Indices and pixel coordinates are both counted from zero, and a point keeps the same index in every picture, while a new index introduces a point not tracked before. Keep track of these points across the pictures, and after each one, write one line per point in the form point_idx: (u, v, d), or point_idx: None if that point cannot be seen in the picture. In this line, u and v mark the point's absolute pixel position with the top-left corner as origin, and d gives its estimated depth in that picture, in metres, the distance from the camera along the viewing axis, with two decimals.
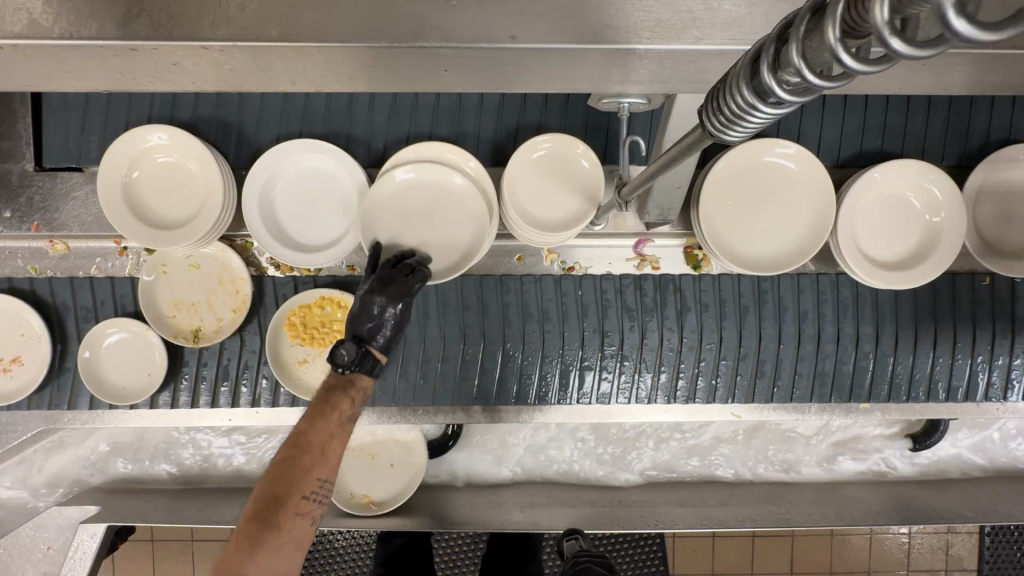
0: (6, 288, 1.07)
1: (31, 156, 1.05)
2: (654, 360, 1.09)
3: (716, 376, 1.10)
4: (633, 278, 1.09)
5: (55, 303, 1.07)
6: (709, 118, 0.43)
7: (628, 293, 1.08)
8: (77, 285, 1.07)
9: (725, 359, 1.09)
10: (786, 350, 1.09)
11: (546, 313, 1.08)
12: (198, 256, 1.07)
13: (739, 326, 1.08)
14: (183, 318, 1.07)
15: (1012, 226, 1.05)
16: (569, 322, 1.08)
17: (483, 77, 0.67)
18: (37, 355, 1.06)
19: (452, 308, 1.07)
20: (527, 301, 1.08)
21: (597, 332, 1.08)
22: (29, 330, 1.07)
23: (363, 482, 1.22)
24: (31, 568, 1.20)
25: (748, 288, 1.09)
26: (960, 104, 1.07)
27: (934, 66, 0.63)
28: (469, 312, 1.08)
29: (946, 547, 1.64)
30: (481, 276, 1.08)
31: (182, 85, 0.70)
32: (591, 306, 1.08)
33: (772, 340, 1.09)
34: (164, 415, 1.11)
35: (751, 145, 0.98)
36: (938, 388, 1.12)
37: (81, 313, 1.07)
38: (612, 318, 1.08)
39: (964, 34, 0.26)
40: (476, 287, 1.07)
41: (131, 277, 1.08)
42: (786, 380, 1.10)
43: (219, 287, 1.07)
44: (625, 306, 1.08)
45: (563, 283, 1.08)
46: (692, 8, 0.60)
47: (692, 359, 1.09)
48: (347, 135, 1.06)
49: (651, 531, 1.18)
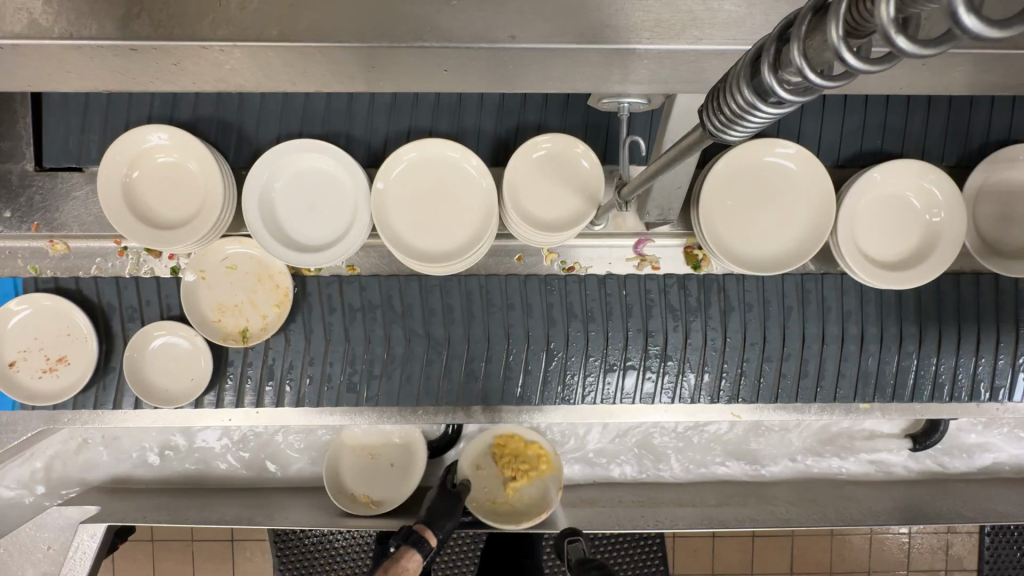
0: (52, 287, 1.06)
1: (31, 156, 1.05)
2: (698, 360, 1.09)
3: (760, 380, 1.10)
4: (677, 278, 1.08)
5: (101, 303, 1.07)
6: (709, 118, 0.43)
7: (672, 294, 1.08)
8: (124, 285, 1.07)
9: (770, 360, 1.09)
10: (830, 350, 1.09)
11: (590, 313, 1.07)
12: (235, 258, 1.07)
13: (782, 326, 1.08)
14: (228, 321, 1.06)
15: (1013, 226, 1.05)
16: (613, 322, 1.07)
17: (484, 77, 0.67)
18: (84, 356, 1.06)
19: (496, 308, 1.07)
20: (571, 300, 1.07)
21: (642, 332, 1.08)
22: (75, 330, 1.06)
23: (364, 483, 1.22)
24: (31, 568, 1.17)
25: (792, 287, 1.08)
26: (960, 104, 1.07)
27: (933, 66, 0.63)
28: (513, 312, 1.08)
29: (945, 546, 1.64)
30: (525, 276, 1.08)
31: (182, 85, 0.70)
32: (635, 306, 1.08)
33: (816, 341, 1.09)
34: (165, 415, 1.11)
35: (751, 145, 0.98)
36: (962, 388, 1.12)
37: (126, 313, 1.07)
38: (657, 318, 1.08)
39: (973, 31, 0.27)
40: (521, 287, 1.08)
41: (131, 276, 1.08)
42: (829, 378, 1.10)
43: (259, 285, 1.06)
44: (669, 306, 1.08)
45: (608, 283, 1.08)
46: (692, 8, 0.60)
47: (735, 364, 1.09)
48: (347, 135, 1.06)
49: (651, 531, 1.18)
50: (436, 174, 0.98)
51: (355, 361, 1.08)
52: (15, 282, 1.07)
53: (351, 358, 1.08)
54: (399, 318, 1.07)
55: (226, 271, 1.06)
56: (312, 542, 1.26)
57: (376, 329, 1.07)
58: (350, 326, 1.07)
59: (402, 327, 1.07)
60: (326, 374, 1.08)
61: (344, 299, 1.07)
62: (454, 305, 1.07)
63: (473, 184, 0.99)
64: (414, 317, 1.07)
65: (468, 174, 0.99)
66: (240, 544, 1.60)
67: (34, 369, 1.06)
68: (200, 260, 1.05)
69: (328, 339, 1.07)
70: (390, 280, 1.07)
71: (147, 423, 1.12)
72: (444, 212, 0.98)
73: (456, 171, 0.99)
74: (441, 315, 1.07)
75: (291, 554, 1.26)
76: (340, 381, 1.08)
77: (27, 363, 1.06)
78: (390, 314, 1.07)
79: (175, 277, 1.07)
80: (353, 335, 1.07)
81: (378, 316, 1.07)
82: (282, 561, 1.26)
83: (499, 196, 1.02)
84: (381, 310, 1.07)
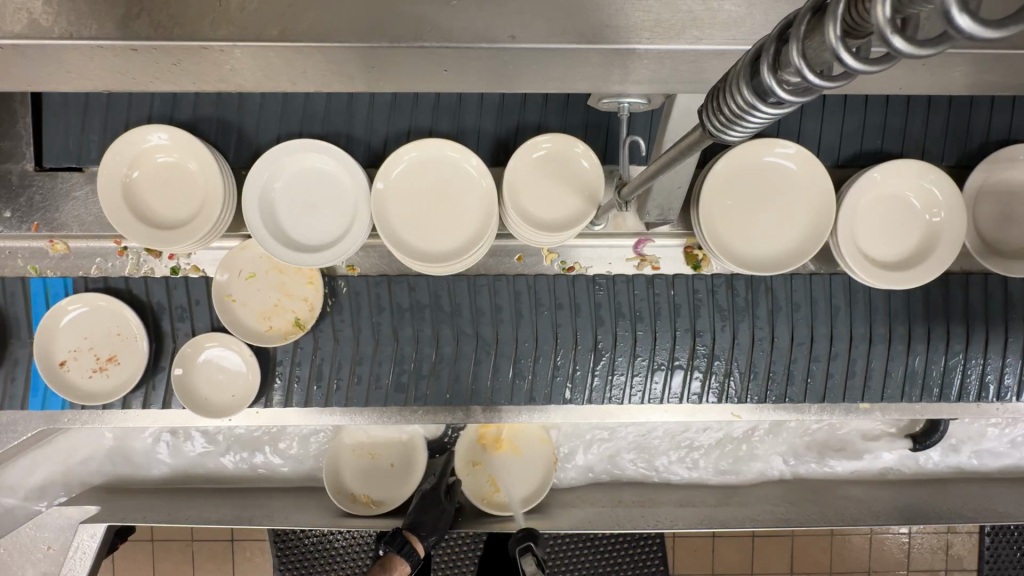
0: (101, 287, 1.06)
1: (31, 156, 1.05)
2: (746, 360, 1.09)
3: (809, 380, 1.10)
4: (725, 278, 1.08)
5: (151, 302, 1.07)
6: (709, 118, 0.43)
7: (720, 293, 1.08)
8: (173, 285, 1.07)
9: (817, 360, 1.09)
10: (877, 349, 1.09)
11: (638, 313, 1.07)
12: (247, 266, 1.06)
13: (830, 326, 1.08)
14: (278, 322, 1.06)
15: (1013, 226, 1.05)
16: (661, 322, 1.07)
17: (483, 77, 0.67)
18: (133, 355, 1.06)
19: (545, 308, 1.07)
20: (619, 300, 1.07)
21: (690, 331, 1.08)
22: (125, 330, 1.06)
23: (363, 483, 1.22)
24: (31, 568, 1.17)
25: (840, 288, 1.09)
26: (960, 104, 1.07)
27: (933, 66, 0.63)
28: (562, 312, 1.07)
29: (945, 546, 1.64)
30: (573, 276, 1.08)
31: (183, 85, 0.70)
32: (683, 306, 1.08)
33: (863, 341, 1.09)
34: (163, 414, 1.11)
35: (751, 145, 0.98)
36: (963, 387, 1.12)
37: (176, 312, 1.07)
38: (705, 318, 1.08)
39: (968, 31, 0.27)
40: (569, 287, 1.08)
41: (130, 276, 1.08)
42: (876, 378, 1.11)
43: (284, 275, 1.07)
44: (717, 305, 1.08)
45: (656, 282, 1.08)
46: (692, 8, 0.60)
47: (783, 366, 1.09)
48: (347, 135, 1.06)
49: (651, 531, 1.18)
50: (437, 174, 0.99)
51: (403, 361, 1.08)
52: (65, 282, 1.07)
53: (400, 358, 1.08)
54: (448, 318, 1.07)
55: (248, 280, 1.06)
56: (312, 542, 1.26)
57: (425, 329, 1.07)
58: (399, 325, 1.07)
59: (451, 327, 1.07)
60: (375, 373, 1.08)
61: (392, 299, 1.07)
62: (503, 305, 1.07)
63: (473, 184, 0.99)
64: (462, 317, 1.07)
65: (468, 174, 0.99)
66: (240, 544, 1.60)
67: (84, 368, 1.06)
68: (219, 283, 1.04)
69: (377, 340, 1.07)
70: (438, 280, 1.07)
71: (144, 423, 1.11)
72: (445, 211, 0.99)
73: (456, 170, 0.99)
74: (490, 314, 1.07)
75: (292, 554, 1.26)
76: (388, 381, 1.08)
77: (77, 363, 1.06)
78: (439, 315, 1.07)
79: (177, 277, 1.07)
80: (402, 335, 1.07)
81: (426, 316, 1.07)
82: (282, 561, 1.26)
83: (499, 196, 1.02)
84: (429, 310, 1.07)
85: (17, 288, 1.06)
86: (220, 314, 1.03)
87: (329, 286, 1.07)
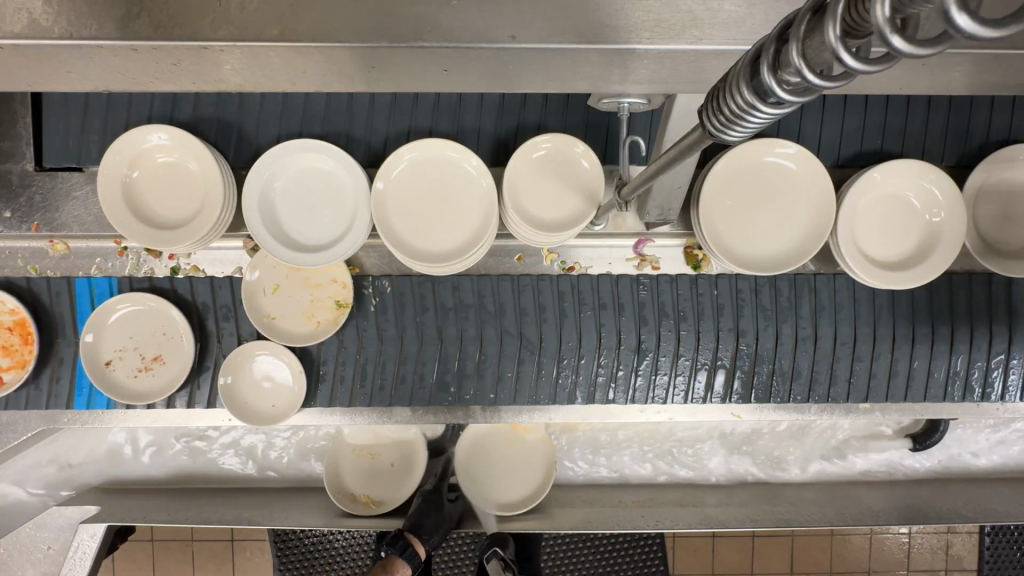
0: (146, 287, 1.07)
1: (31, 156, 1.05)
2: (789, 360, 1.09)
3: (852, 380, 1.10)
4: (768, 279, 1.08)
5: (196, 301, 1.07)
6: (709, 118, 0.43)
7: (764, 294, 1.08)
8: (218, 284, 1.07)
9: (860, 359, 1.10)
10: (921, 349, 1.09)
11: (682, 313, 1.08)
12: (268, 280, 1.05)
13: (873, 327, 1.09)
14: (321, 314, 1.06)
15: (1014, 226, 1.05)
16: (704, 322, 1.08)
17: (484, 78, 0.67)
18: (179, 355, 1.06)
19: (589, 308, 1.07)
20: (662, 300, 1.08)
21: (733, 331, 1.08)
22: (171, 330, 1.06)
23: (363, 482, 1.22)
24: (31, 568, 1.17)
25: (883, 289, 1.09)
26: (960, 104, 1.07)
27: (932, 66, 0.63)
28: (606, 312, 1.08)
29: (945, 546, 1.64)
30: (617, 276, 1.08)
31: (182, 85, 0.70)
32: (726, 306, 1.08)
33: (905, 341, 1.09)
34: (164, 415, 1.11)
35: (751, 145, 0.98)
36: (964, 388, 1.11)
37: (221, 312, 1.07)
38: (748, 318, 1.08)
39: (966, 31, 0.27)
40: (613, 287, 1.08)
41: (130, 276, 1.08)
42: (919, 378, 1.11)
43: (304, 270, 1.06)
44: (761, 306, 1.08)
45: (700, 283, 1.08)
46: (692, 8, 0.60)
47: (826, 367, 1.10)
48: (347, 135, 1.06)
49: (651, 531, 1.18)
50: (438, 175, 0.99)
51: (447, 361, 1.08)
52: (109, 282, 1.07)
53: (444, 358, 1.08)
54: (493, 317, 1.08)
55: (276, 292, 1.05)
56: (312, 542, 1.26)
57: (469, 329, 1.07)
58: (443, 325, 1.07)
59: (495, 327, 1.07)
60: (419, 373, 1.08)
61: (437, 299, 1.07)
62: (547, 305, 1.08)
63: (473, 184, 0.99)
64: (507, 316, 1.07)
65: (468, 174, 0.99)
66: (240, 544, 1.60)
67: (130, 368, 1.06)
68: (253, 307, 1.04)
69: (421, 339, 1.07)
70: (483, 280, 1.07)
71: (143, 423, 1.11)
72: (445, 210, 0.99)
73: (456, 170, 0.99)
74: (534, 314, 1.08)
75: (292, 554, 1.26)
76: (432, 381, 1.08)
77: (122, 363, 1.05)
78: (484, 314, 1.07)
79: (177, 277, 1.07)
80: (446, 335, 1.07)
81: (470, 316, 1.07)
82: (282, 561, 1.26)
83: (499, 196, 1.02)
84: (473, 310, 1.07)
85: (62, 287, 1.06)
86: (269, 333, 1.02)
87: (361, 287, 1.07)
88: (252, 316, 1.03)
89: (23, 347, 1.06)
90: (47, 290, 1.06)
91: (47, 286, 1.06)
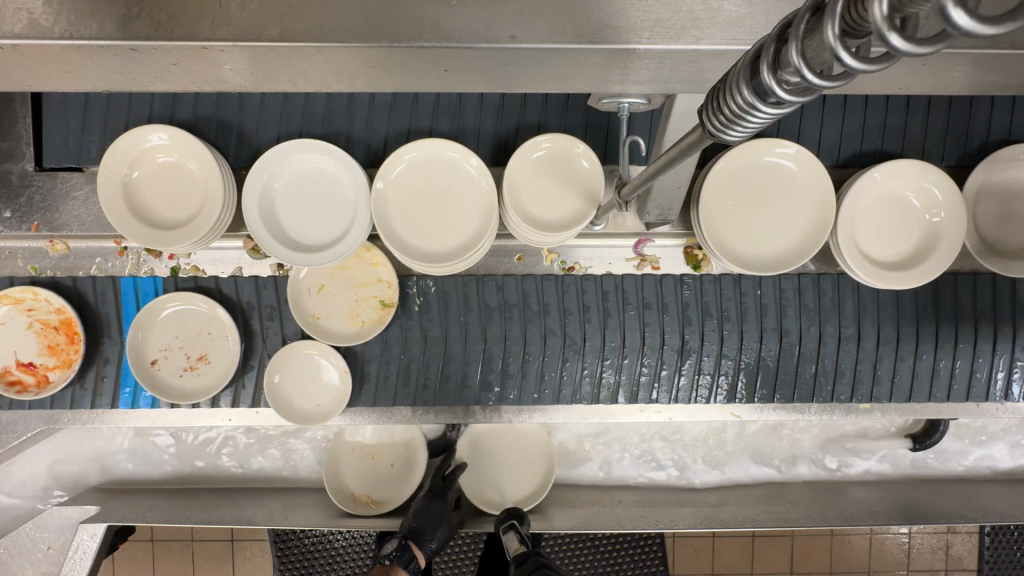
0: (192, 287, 1.07)
1: (31, 156, 1.05)
2: (833, 360, 1.09)
3: (895, 381, 1.10)
4: (811, 278, 1.08)
5: (241, 302, 1.07)
6: (709, 118, 0.43)
7: (807, 294, 1.08)
8: (262, 284, 1.07)
9: (904, 360, 1.09)
10: (964, 349, 1.09)
11: (725, 312, 1.07)
12: (315, 280, 1.06)
13: (916, 326, 1.09)
14: (366, 314, 1.07)
15: (1014, 226, 1.05)
16: (748, 321, 1.08)
17: (485, 78, 0.67)
18: (223, 354, 1.06)
19: (633, 307, 1.07)
20: (706, 300, 1.07)
21: (776, 331, 1.08)
22: (215, 328, 1.07)
23: (364, 482, 1.22)
24: (31, 568, 1.17)
25: (926, 288, 1.09)
26: (960, 104, 1.07)
27: (932, 66, 0.63)
28: (649, 311, 1.07)
29: (946, 547, 1.64)
30: (660, 276, 1.08)
31: (182, 85, 0.70)
32: (771, 305, 1.08)
33: (948, 341, 1.09)
34: (163, 416, 1.11)
35: (751, 145, 0.98)
36: (967, 389, 1.11)
37: (265, 312, 1.07)
38: (792, 318, 1.08)
39: (965, 28, 0.27)
40: (656, 287, 1.08)
41: (171, 276, 1.07)
42: (961, 379, 1.11)
43: (349, 270, 1.07)
44: (804, 306, 1.08)
45: (743, 282, 1.08)
46: (692, 8, 0.60)
47: (868, 367, 1.10)
48: (347, 135, 1.06)
49: (652, 531, 1.18)
50: (438, 175, 0.99)
51: (491, 361, 1.08)
52: (154, 282, 1.07)
53: (488, 358, 1.07)
54: (537, 318, 1.07)
55: (322, 292, 1.06)
56: (312, 542, 1.26)
57: (514, 328, 1.07)
58: (487, 326, 1.07)
59: (539, 326, 1.07)
60: (463, 373, 1.08)
61: (480, 298, 1.07)
62: (590, 304, 1.07)
63: (473, 184, 0.99)
64: (551, 316, 1.07)
65: (468, 174, 0.99)
66: (240, 544, 1.60)
67: (175, 368, 1.06)
68: (300, 308, 1.04)
69: (465, 340, 1.07)
70: (527, 280, 1.07)
71: (143, 424, 1.11)
72: (444, 210, 0.99)
73: (457, 170, 0.99)
74: (578, 314, 1.07)
75: (292, 554, 1.26)
76: (475, 381, 1.08)
77: (168, 362, 1.06)
78: (527, 314, 1.07)
79: (176, 276, 1.07)
80: (490, 334, 1.07)
81: (515, 316, 1.07)
82: (282, 561, 1.26)
83: (500, 196, 1.02)
84: (518, 310, 1.07)
85: (108, 287, 1.07)
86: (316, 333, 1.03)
87: (405, 288, 1.07)
88: (299, 316, 1.04)
89: (69, 346, 1.06)
90: (92, 290, 1.06)
91: (92, 286, 1.06)
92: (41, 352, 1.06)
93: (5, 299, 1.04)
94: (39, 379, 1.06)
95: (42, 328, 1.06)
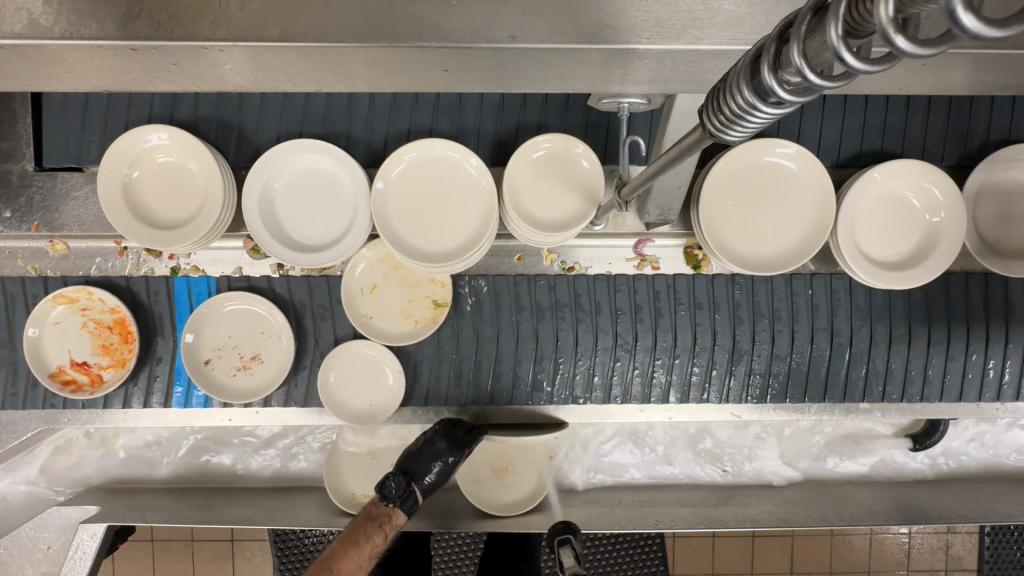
0: (245, 287, 1.07)
1: (31, 156, 1.05)
2: (883, 360, 1.09)
3: (945, 381, 1.11)
4: None
5: (293, 301, 1.07)
6: (709, 118, 0.43)
7: (858, 294, 1.08)
8: (314, 284, 1.07)
9: (954, 359, 1.10)
10: (1013, 348, 1.09)
11: (777, 312, 1.08)
12: (368, 280, 1.06)
13: (967, 326, 1.09)
14: (418, 314, 1.07)
15: (1014, 226, 1.05)
16: (800, 321, 1.08)
17: (486, 78, 0.67)
18: (277, 353, 1.06)
19: (685, 306, 1.07)
20: (758, 299, 1.07)
21: (827, 331, 1.08)
22: (268, 328, 1.07)
23: (364, 483, 1.21)
24: (30, 568, 1.16)
25: (976, 286, 1.09)
26: (960, 104, 1.07)
27: (932, 66, 0.63)
28: (701, 310, 1.07)
29: (946, 546, 1.64)
30: (713, 276, 1.08)
31: (182, 85, 0.70)
32: (821, 306, 1.08)
33: (999, 341, 1.09)
34: (165, 416, 1.11)
35: (751, 144, 0.98)
36: (971, 389, 1.11)
37: (318, 312, 1.08)
38: (843, 318, 1.08)
39: (969, 29, 0.27)
40: (708, 287, 1.08)
41: (225, 276, 1.07)
42: (1009, 379, 1.11)
43: (401, 270, 1.07)
44: (856, 306, 1.08)
45: (795, 282, 1.08)
46: (692, 8, 0.60)
47: (919, 367, 1.10)
48: (346, 135, 1.06)
49: (651, 531, 1.18)
50: (438, 175, 0.99)
51: (542, 361, 1.08)
52: (208, 281, 1.07)
53: (540, 358, 1.08)
54: (589, 317, 1.07)
55: (375, 293, 1.06)
56: (312, 541, 1.26)
57: (565, 329, 1.07)
58: (539, 325, 1.07)
59: (591, 326, 1.07)
60: (515, 372, 1.08)
61: (532, 298, 1.07)
62: (642, 304, 1.08)
63: (473, 185, 0.99)
64: (602, 316, 1.07)
65: (468, 174, 0.99)
66: (240, 544, 1.60)
67: (228, 368, 1.06)
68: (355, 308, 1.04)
69: (517, 339, 1.07)
70: (579, 280, 1.07)
71: (145, 424, 1.11)
72: (444, 210, 0.99)
73: (456, 170, 0.99)
74: (630, 314, 1.07)
75: (292, 554, 1.26)
76: (528, 381, 1.09)
77: (222, 361, 1.06)
78: (579, 314, 1.07)
79: (176, 276, 1.07)
80: (542, 335, 1.07)
81: (567, 316, 1.07)
82: (282, 561, 1.26)
83: (500, 195, 1.02)
84: (570, 309, 1.07)
85: (161, 287, 1.07)
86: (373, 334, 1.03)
87: (457, 288, 1.07)
88: (353, 316, 1.04)
89: (122, 346, 1.06)
90: (145, 288, 1.07)
91: (145, 285, 1.07)
92: (95, 352, 1.06)
93: (59, 299, 1.05)
94: (93, 379, 1.06)
95: (96, 328, 1.06)
